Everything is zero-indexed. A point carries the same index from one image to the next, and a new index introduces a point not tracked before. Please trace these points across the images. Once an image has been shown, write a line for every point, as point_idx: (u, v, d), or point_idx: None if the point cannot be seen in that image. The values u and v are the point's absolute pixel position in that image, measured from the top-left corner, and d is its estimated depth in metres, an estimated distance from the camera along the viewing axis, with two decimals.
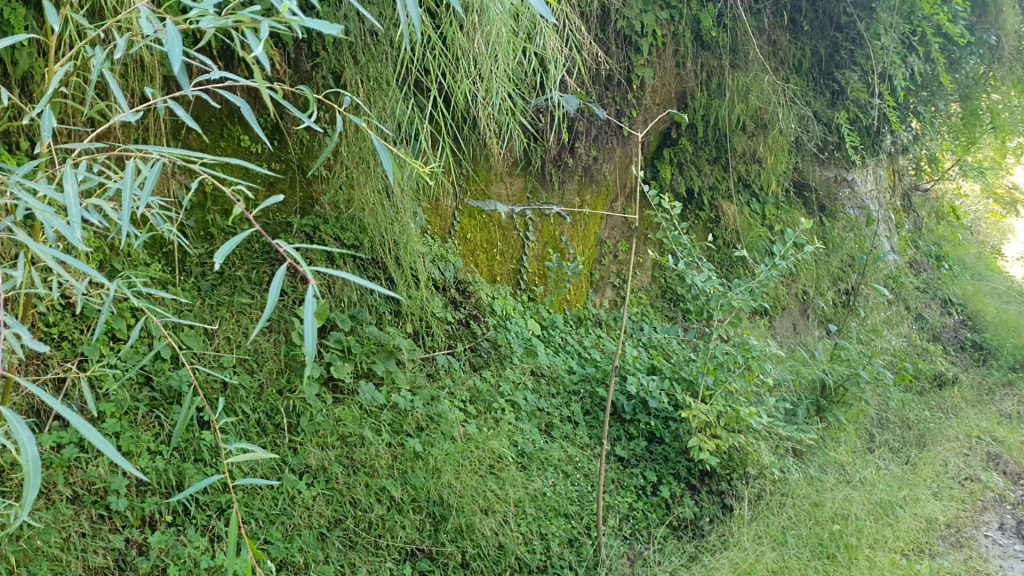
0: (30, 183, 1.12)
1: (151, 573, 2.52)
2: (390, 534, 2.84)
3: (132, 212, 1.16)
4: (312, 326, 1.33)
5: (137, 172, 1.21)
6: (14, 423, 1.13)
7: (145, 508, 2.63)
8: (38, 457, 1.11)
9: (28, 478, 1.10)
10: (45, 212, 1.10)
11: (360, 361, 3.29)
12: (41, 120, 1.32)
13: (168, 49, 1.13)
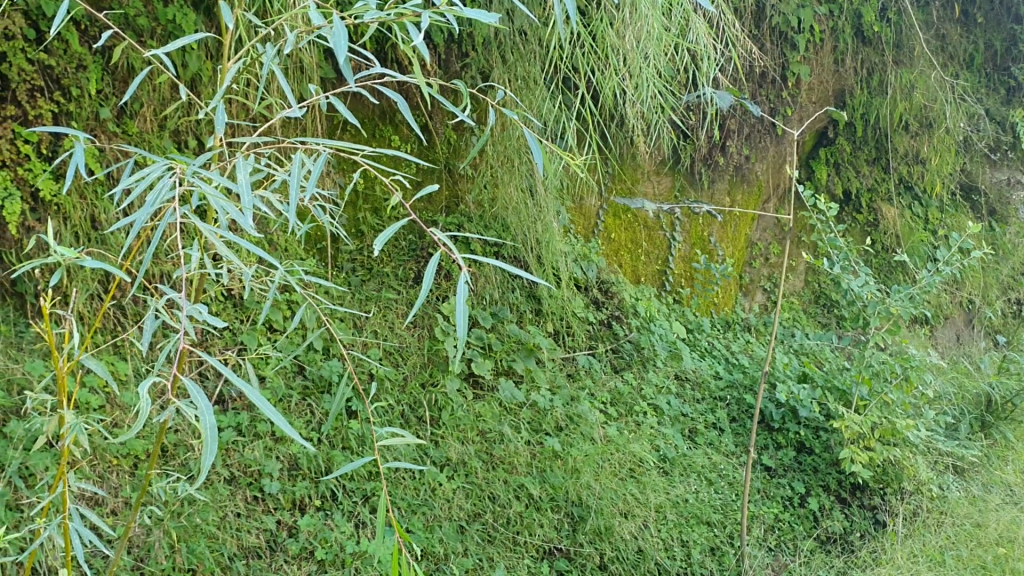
0: (205, 172, 1.14)
1: (299, 555, 2.61)
2: (529, 531, 2.84)
3: (298, 202, 1.17)
4: (463, 310, 1.18)
5: (303, 162, 1.23)
6: (194, 394, 1.13)
7: (295, 492, 2.74)
8: (215, 428, 1.10)
9: (206, 446, 1.08)
10: (218, 198, 1.12)
11: (500, 359, 3.32)
12: (215, 115, 1.34)
13: (335, 41, 1.14)
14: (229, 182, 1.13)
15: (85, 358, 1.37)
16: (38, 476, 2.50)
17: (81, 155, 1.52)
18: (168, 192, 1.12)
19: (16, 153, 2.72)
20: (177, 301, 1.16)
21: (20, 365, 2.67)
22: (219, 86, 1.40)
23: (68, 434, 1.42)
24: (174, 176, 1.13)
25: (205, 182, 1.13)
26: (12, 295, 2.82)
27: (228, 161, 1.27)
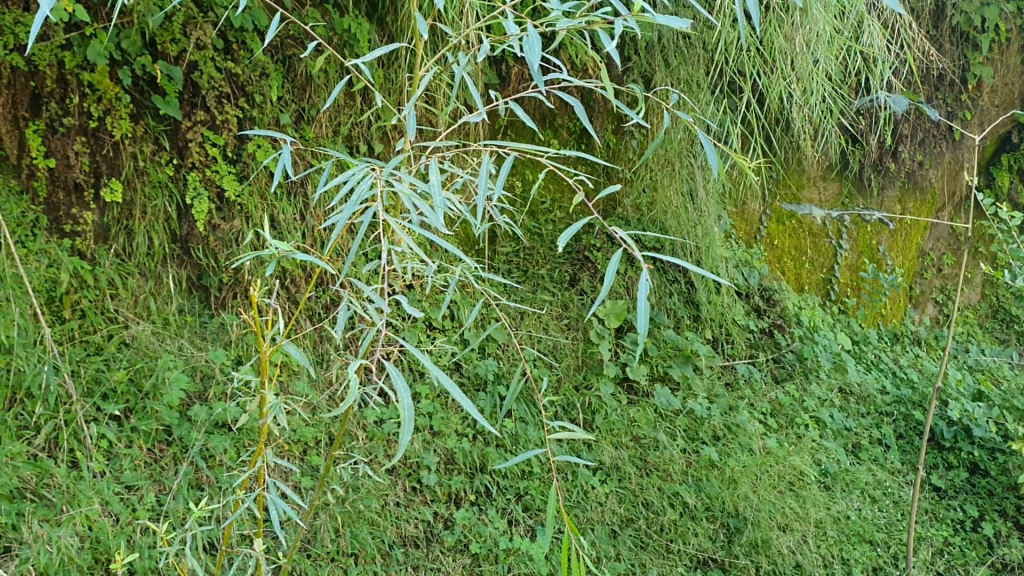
0: (400, 172, 1.21)
1: (455, 547, 2.68)
2: (683, 540, 2.81)
3: (485, 199, 1.21)
4: (645, 304, 1.16)
5: (490, 165, 1.27)
6: (395, 376, 1.18)
7: (452, 485, 2.81)
8: (412, 407, 1.14)
9: (403, 424, 1.12)
10: (411, 195, 1.17)
11: (656, 364, 3.30)
12: (406, 120, 1.40)
13: (529, 49, 1.18)
14: (422, 182, 1.19)
15: (287, 346, 1.44)
16: (218, 458, 2.68)
17: (287, 156, 1.60)
18: (367, 188, 1.18)
19: (204, 155, 2.95)
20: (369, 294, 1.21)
21: (204, 353, 2.88)
22: (410, 93, 1.46)
23: (269, 412, 1.51)
24: (373, 177, 1.19)
25: (401, 183, 1.19)
26: (198, 288, 3.04)
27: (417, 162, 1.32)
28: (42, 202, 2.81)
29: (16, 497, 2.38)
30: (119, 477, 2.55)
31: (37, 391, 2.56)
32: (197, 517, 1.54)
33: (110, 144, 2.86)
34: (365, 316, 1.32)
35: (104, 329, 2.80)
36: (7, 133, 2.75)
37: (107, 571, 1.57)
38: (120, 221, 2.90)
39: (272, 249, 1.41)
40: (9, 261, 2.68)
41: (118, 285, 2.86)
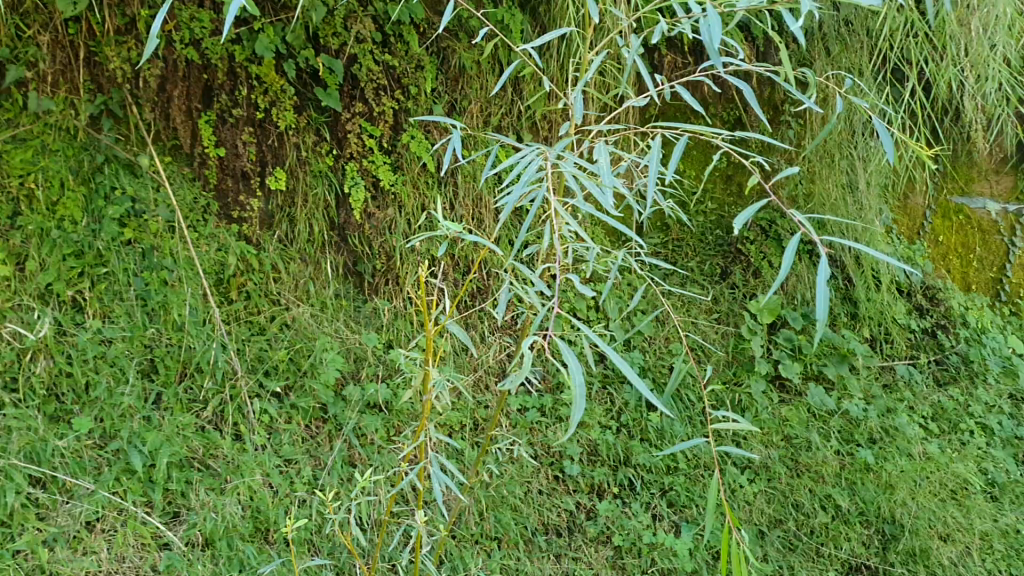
0: (568, 155, 1.21)
1: (598, 538, 2.69)
2: (835, 544, 2.74)
3: (656, 181, 1.20)
4: (825, 288, 1.15)
5: (661, 146, 1.26)
6: (566, 353, 1.19)
7: (595, 477, 2.81)
8: (584, 386, 1.15)
9: (574, 402, 1.13)
10: (581, 177, 1.18)
11: (810, 363, 3.18)
12: (574, 104, 1.42)
13: (708, 30, 1.17)
14: (591, 164, 1.19)
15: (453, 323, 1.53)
16: (370, 436, 2.78)
17: (458, 139, 1.66)
18: (535, 172, 1.19)
19: (362, 146, 3.04)
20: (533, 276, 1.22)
21: (358, 336, 3.00)
22: (577, 78, 1.48)
23: (432, 389, 1.60)
24: (542, 160, 1.20)
25: (568, 164, 1.20)
26: (353, 274, 3.13)
27: (584, 145, 1.34)
28: (213, 189, 2.97)
29: (185, 465, 2.57)
30: (278, 451, 2.68)
31: (206, 366, 2.74)
32: (364, 483, 1.77)
33: (275, 134, 2.99)
34: (529, 297, 1.35)
35: (267, 310, 2.93)
36: (182, 123, 2.90)
37: (281, 529, 1.78)
38: (283, 209, 3.04)
39: (447, 230, 1.52)
40: (182, 244, 2.85)
41: (280, 270, 2.99)
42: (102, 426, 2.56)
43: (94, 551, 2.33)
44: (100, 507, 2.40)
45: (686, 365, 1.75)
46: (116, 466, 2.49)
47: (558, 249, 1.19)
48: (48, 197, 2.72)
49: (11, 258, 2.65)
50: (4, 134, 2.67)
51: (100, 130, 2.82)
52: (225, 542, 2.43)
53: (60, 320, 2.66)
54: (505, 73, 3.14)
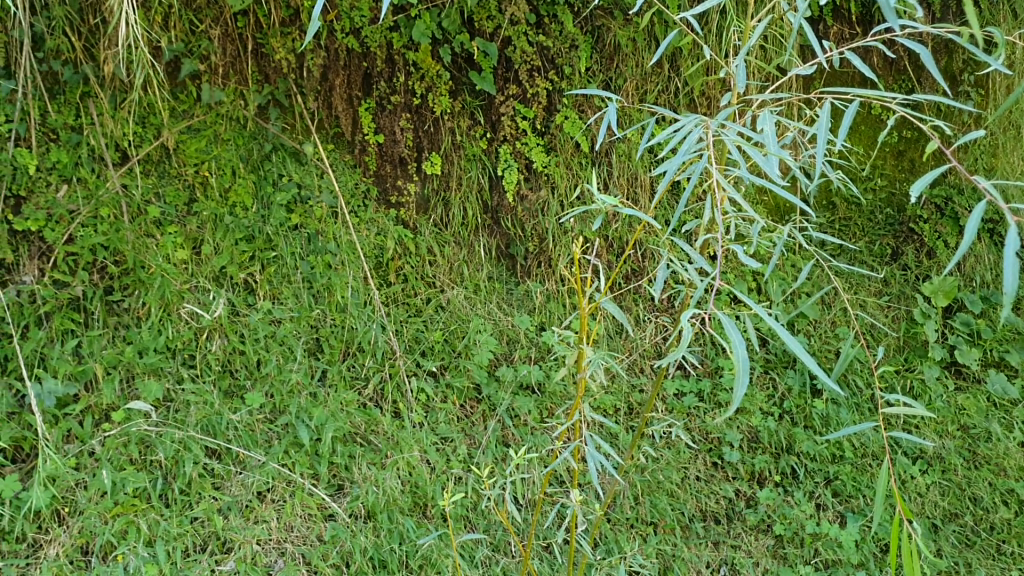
0: (729, 124, 1.17)
1: (758, 526, 2.61)
2: (1018, 542, 2.57)
3: (824, 147, 1.14)
4: (1014, 262, 1.07)
5: (830, 111, 1.20)
6: (728, 327, 1.16)
7: (755, 464, 2.73)
8: (747, 360, 1.13)
9: (737, 378, 1.11)
10: (741, 146, 1.14)
11: (991, 348, 2.96)
12: (737, 71, 1.36)
13: None
14: (754, 131, 1.15)
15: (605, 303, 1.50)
16: (523, 417, 2.79)
17: (614, 113, 1.60)
18: (695, 142, 1.16)
19: (515, 128, 3.05)
20: (693, 248, 1.20)
21: (512, 318, 3.02)
22: (741, 45, 1.42)
23: (587, 367, 1.58)
24: (702, 129, 1.16)
25: (730, 133, 1.15)
26: (506, 256, 3.15)
27: (747, 113, 1.29)
28: (372, 175, 3.05)
29: (349, 440, 2.66)
30: (435, 428, 2.74)
31: (367, 346, 2.84)
32: (516, 463, 1.75)
33: (432, 119, 3.06)
34: (689, 273, 1.31)
35: (423, 293, 3.00)
36: (344, 111, 3.00)
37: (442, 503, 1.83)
38: (439, 193, 3.09)
39: (602, 205, 1.50)
40: (344, 228, 2.95)
41: (436, 253, 3.05)
42: (272, 401, 2.69)
43: (265, 520, 2.45)
44: (270, 478, 2.52)
45: (855, 345, 1.67)
46: (285, 440, 2.62)
47: (718, 224, 1.16)
48: (221, 184, 2.88)
49: (188, 244, 2.82)
50: (181, 125, 2.85)
51: (268, 120, 2.94)
52: (386, 515, 2.50)
53: (233, 301, 2.80)
54: (661, 49, 3.07)
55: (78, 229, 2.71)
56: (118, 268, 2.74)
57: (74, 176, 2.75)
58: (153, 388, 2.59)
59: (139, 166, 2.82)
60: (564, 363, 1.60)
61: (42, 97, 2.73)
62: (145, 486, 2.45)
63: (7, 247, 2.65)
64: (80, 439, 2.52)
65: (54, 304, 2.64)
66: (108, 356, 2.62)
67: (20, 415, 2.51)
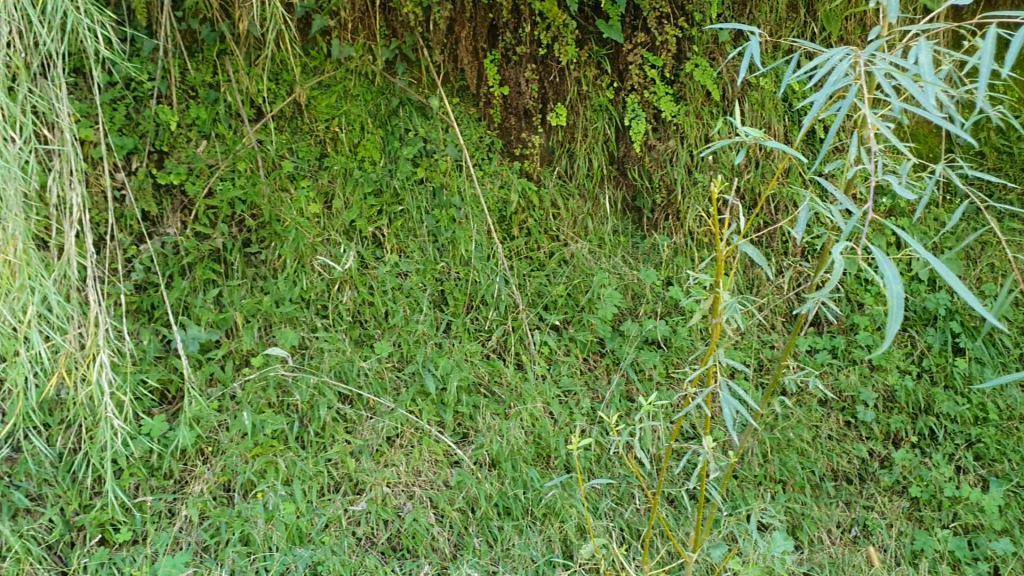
0: (882, 55, 1.12)
1: (893, 488, 2.53)
2: None
3: (989, 72, 1.08)
4: None
5: (997, 33, 1.12)
6: (881, 262, 1.17)
7: (891, 424, 2.63)
8: (902, 295, 1.14)
9: (891, 314, 1.13)
10: (894, 79, 1.10)
11: None
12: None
13: None
14: (908, 62, 1.10)
15: (744, 244, 1.48)
16: (648, 372, 2.75)
17: (754, 43, 1.52)
18: (842, 80, 1.12)
19: (644, 77, 2.99)
20: (842, 186, 1.19)
21: (638, 272, 2.97)
22: None
23: (723, 312, 1.55)
24: (850, 64, 1.13)
25: (881, 64, 1.12)
26: (632, 209, 3.11)
27: (901, 41, 1.22)
28: (497, 128, 3.05)
29: (474, 390, 2.71)
30: (559, 381, 2.75)
31: (491, 299, 2.86)
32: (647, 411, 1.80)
33: (557, 70, 3.04)
34: (838, 211, 1.31)
35: (547, 246, 2.99)
36: (469, 63, 3.00)
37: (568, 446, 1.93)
38: (564, 144, 3.08)
39: (745, 138, 1.48)
40: (469, 182, 2.97)
41: (560, 206, 3.04)
42: (400, 350, 2.75)
43: (394, 464, 2.52)
44: (399, 424, 2.59)
45: (1011, 292, 1.58)
46: (412, 388, 2.68)
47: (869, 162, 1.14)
48: (351, 139, 2.94)
49: (320, 198, 2.89)
50: (312, 82, 2.92)
51: (394, 75, 2.99)
52: (510, 464, 2.53)
53: (363, 254, 2.87)
54: None
55: (217, 183, 2.83)
56: (255, 221, 2.83)
57: (213, 131, 2.85)
58: (289, 336, 2.69)
59: (273, 122, 2.91)
60: (700, 309, 1.58)
61: (182, 55, 2.84)
62: (283, 428, 2.56)
63: (152, 201, 2.78)
64: (222, 383, 2.64)
65: (197, 255, 2.77)
66: (247, 304, 2.73)
67: (167, 359, 2.65)
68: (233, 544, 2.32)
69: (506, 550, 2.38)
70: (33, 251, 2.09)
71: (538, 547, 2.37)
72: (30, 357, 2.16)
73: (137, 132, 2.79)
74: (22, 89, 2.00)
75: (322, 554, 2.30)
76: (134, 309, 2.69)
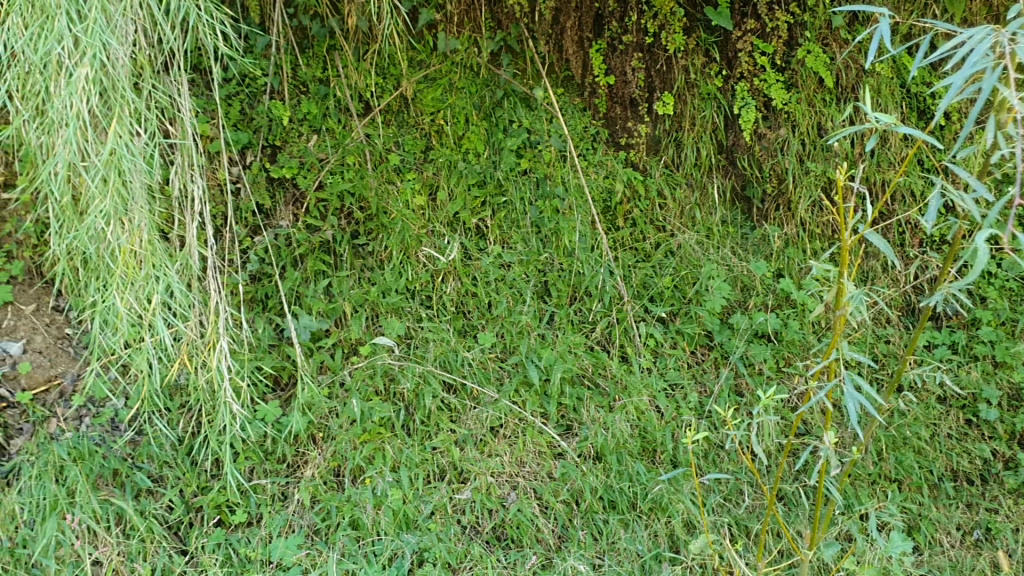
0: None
1: (1018, 491, 2.42)
2: None
3: None
4: None
5: None
6: None
7: (1016, 424, 2.51)
8: None
9: None
10: None
11: None
12: None
13: None
14: None
15: (870, 233, 1.43)
16: (758, 366, 2.72)
17: (884, 24, 1.47)
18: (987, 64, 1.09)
19: (753, 65, 2.92)
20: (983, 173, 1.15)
21: (747, 264, 2.90)
22: None
23: (848, 304, 1.51)
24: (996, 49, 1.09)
25: None
26: (741, 199, 3.04)
27: None
28: (602, 117, 3.02)
29: (578, 381, 2.70)
30: (665, 374, 2.72)
31: (595, 290, 2.84)
32: (766, 404, 1.77)
33: (664, 58, 3.01)
34: (971, 200, 1.27)
35: (653, 237, 2.95)
36: (574, 54, 2.97)
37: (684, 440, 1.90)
38: (671, 133, 3.04)
39: (874, 125, 1.44)
40: (573, 172, 2.95)
41: (667, 196, 2.99)
42: (503, 341, 2.76)
43: (498, 454, 2.53)
44: (503, 414, 2.60)
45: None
46: (516, 378, 2.68)
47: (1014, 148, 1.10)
48: (456, 131, 2.96)
49: (425, 189, 2.93)
50: (418, 75, 2.95)
51: (500, 66, 2.99)
52: (615, 457, 2.52)
53: (466, 246, 2.89)
54: None
55: (327, 176, 2.88)
56: (363, 213, 2.88)
57: (323, 126, 2.91)
58: (395, 326, 2.73)
59: (380, 116, 2.95)
60: (822, 300, 1.54)
61: (293, 51, 2.90)
62: (390, 416, 2.60)
63: (265, 194, 2.84)
64: (332, 370, 2.68)
65: (308, 247, 2.82)
66: (355, 295, 2.78)
67: (280, 347, 2.72)
68: (344, 529, 2.38)
69: (612, 544, 2.37)
70: (158, 241, 2.17)
71: (644, 541, 2.36)
72: (154, 343, 2.25)
73: (250, 127, 2.85)
74: (146, 87, 2.09)
75: (429, 541, 2.34)
76: (249, 299, 2.76)
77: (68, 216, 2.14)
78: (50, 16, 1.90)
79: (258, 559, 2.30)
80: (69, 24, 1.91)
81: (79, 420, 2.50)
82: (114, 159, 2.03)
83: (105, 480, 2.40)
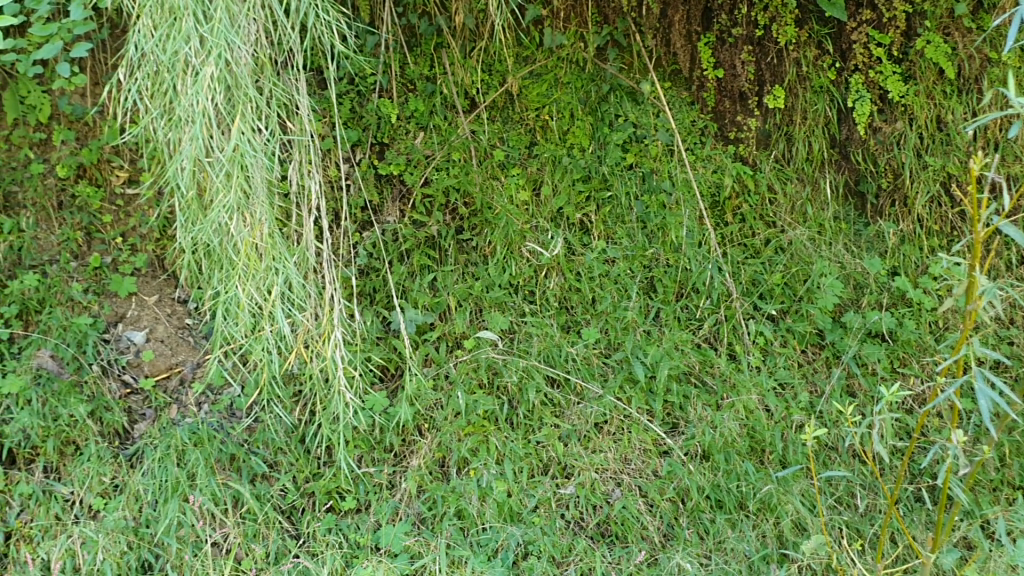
0: None
1: None
2: None
3: None
4: None
5: None
6: None
7: None
8: None
9: None
10: None
11: None
12: None
13: None
14: None
15: (1004, 224, 1.39)
16: (871, 366, 2.64)
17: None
18: None
19: (868, 56, 2.86)
20: None
21: (861, 261, 2.83)
22: None
23: (981, 297, 1.47)
24: None
25: None
26: (854, 195, 2.96)
27: None
28: (711, 111, 2.98)
29: (684, 379, 2.68)
30: (774, 373, 2.67)
31: (703, 286, 2.81)
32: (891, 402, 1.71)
33: (775, 51, 2.95)
34: None
35: (763, 233, 2.89)
36: (682, 47, 2.95)
37: (800, 438, 1.87)
38: (781, 127, 2.97)
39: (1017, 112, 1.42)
40: (680, 166, 2.92)
41: (777, 191, 2.93)
42: (608, 336, 2.76)
43: (602, 450, 2.53)
44: (607, 410, 2.60)
45: None
46: (620, 374, 2.68)
47: None
48: (561, 126, 2.97)
49: (529, 185, 2.94)
50: (524, 71, 2.96)
51: (606, 61, 3.00)
52: (723, 456, 2.49)
53: (570, 241, 2.89)
54: None
55: (433, 172, 2.92)
56: (468, 209, 2.92)
57: (430, 123, 2.95)
58: (500, 320, 2.75)
59: (486, 112, 2.97)
60: (953, 294, 1.50)
61: (402, 50, 2.94)
62: (494, 409, 2.62)
63: (374, 190, 2.91)
64: (437, 363, 2.72)
65: (415, 242, 2.87)
66: (460, 289, 2.81)
67: (387, 339, 2.77)
68: (450, 518, 2.41)
69: (719, 543, 2.34)
70: (277, 235, 2.24)
71: (752, 542, 2.33)
72: (273, 333, 2.33)
73: (360, 125, 2.91)
74: (266, 85, 2.15)
75: (534, 534, 2.36)
76: (359, 292, 2.82)
77: (192, 210, 2.21)
78: (178, 17, 1.99)
79: (367, 545, 2.36)
80: (196, 25, 2.00)
81: (199, 406, 2.61)
82: (237, 156, 2.11)
83: (222, 464, 2.49)
